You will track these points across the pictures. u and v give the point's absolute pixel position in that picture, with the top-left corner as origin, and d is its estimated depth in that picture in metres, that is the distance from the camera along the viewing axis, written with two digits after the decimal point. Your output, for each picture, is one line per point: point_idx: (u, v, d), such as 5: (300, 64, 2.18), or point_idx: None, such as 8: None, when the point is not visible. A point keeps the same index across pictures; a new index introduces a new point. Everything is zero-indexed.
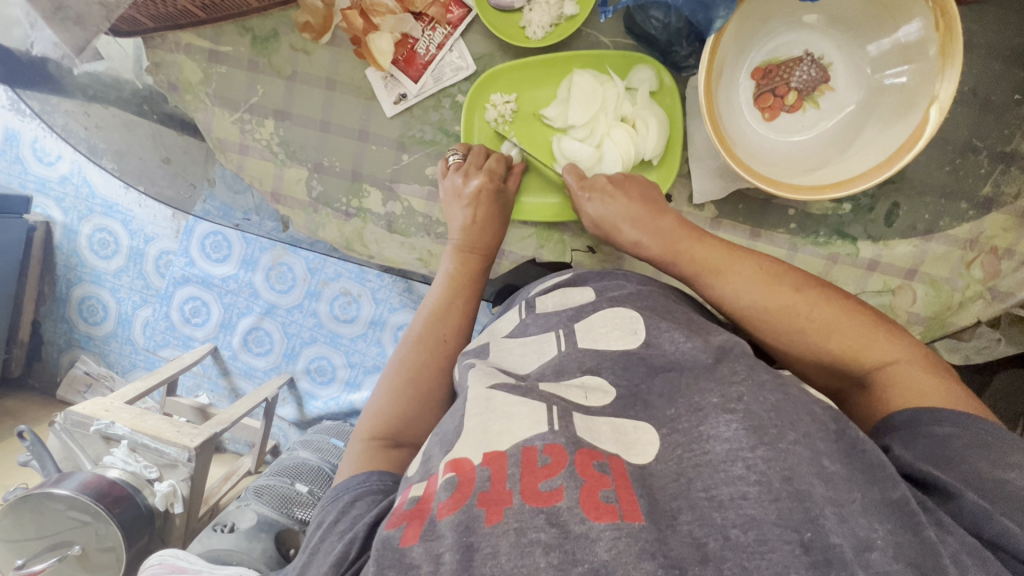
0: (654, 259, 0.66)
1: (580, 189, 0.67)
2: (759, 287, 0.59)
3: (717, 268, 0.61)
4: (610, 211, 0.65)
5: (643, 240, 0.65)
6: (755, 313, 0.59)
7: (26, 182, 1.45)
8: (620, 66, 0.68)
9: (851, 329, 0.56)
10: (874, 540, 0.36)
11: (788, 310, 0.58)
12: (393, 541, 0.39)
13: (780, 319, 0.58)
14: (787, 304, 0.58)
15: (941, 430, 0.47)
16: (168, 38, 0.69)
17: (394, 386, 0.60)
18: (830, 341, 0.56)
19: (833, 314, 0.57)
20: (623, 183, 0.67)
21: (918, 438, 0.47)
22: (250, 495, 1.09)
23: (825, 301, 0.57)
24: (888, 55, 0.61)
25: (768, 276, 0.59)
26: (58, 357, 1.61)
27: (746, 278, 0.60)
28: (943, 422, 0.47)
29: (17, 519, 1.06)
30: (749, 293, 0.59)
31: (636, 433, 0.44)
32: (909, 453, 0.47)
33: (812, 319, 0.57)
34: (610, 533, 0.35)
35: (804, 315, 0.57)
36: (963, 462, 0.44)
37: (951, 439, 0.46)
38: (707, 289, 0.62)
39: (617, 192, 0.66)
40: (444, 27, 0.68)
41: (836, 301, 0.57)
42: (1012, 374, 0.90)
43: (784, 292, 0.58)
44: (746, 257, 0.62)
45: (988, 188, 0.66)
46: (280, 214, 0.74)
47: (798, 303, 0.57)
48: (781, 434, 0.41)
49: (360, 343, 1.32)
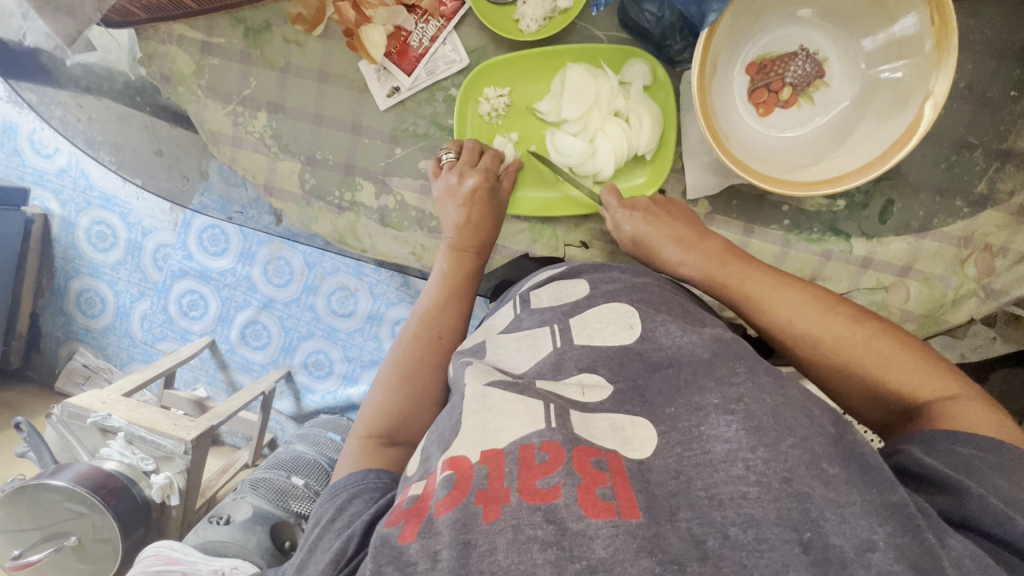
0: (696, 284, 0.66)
1: (622, 209, 0.68)
2: (811, 311, 0.59)
3: (761, 294, 0.61)
4: (653, 231, 0.66)
5: (686, 262, 0.66)
6: (806, 338, 0.58)
7: (25, 174, 1.46)
8: (614, 60, 0.67)
9: (907, 361, 0.55)
10: (875, 543, 0.36)
11: (840, 339, 0.57)
12: (391, 539, 0.39)
13: (830, 347, 0.57)
14: (841, 330, 0.57)
15: (960, 449, 0.46)
16: (160, 29, 0.69)
17: (390, 382, 0.61)
18: (882, 369, 0.55)
19: (888, 343, 0.55)
20: (666, 207, 0.68)
21: (937, 450, 0.47)
22: (245, 487, 1.08)
23: (881, 332, 0.56)
24: (882, 50, 0.61)
25: (821, 303, 0.59)
26: (56, 349, 1.61)
27: (796, 300, 0.60)
28: (965, 443, 0.46)
29: (14, 509, 1.06)
30: (799, 319, 0.58)
31: (633, 428, 0.44)
32: (930, 458, 0.46)
33: (867, 350, 0.55)
34: (608, 530, 0.35)
35: (857, 345, 0.56)
36: (983, 476, 0.43)
37: (974, 458, 0.45)
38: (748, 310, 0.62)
39: (660, 216, 0.67)
40: (438, 20, 0.67)
41: (893, 334, 0.56)
42: (1007, 372, 0.90)
43: (839, 322, 0.57)
44: (794, 282, 0.61)
45: (983, 185, 0.66)
46: (274, 207, 0.73)
47: (853, 333, 0.56)
48: (781, 438, 0.40)
49: (358, 336, 1.32)
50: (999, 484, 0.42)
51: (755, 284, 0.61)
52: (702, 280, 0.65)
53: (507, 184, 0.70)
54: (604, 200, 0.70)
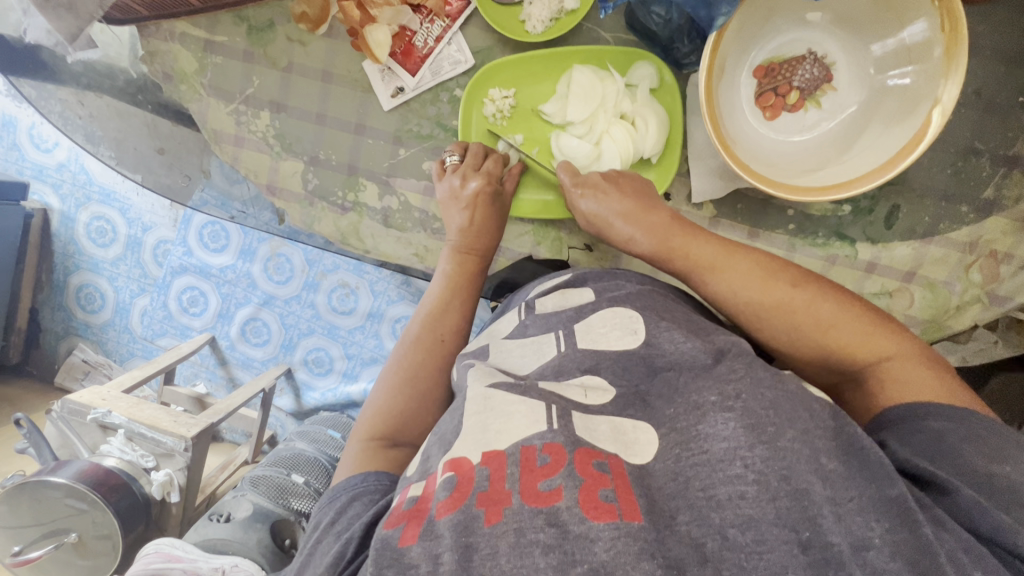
0: (647, 256, 0.64)
1: (574, 186, 0.66)
2: (756, 282, 0.58)
3: (711, 265, 0.60)
4: (604, 207, 0.64)
5: (636, 236, 0.64)
6: (753, 310, 0.58)
7: (23, 168, 1.45)
8: (620, 62, 0.67)
9: (852, 325, 0.54)
10: (871, 540, 0.36)
11: (784, 305, 0.56)
12: (392, 541, 0.38)
13: (776, 315, 0.57)
14: (786, 300, 0.56)
15: (933, 425, 0.47)
16: (162, 27, 0.68)
17: (393, 383, 0.60)
18: (829, 336, 0.55)
19: (831, 309, 0.55)
20: (615, 179, 0.65)
21: (916, 433, 0.47)
22: (246, 485, 1.08)
23: (825, 298, 0.56)
24: (892, 56, 0.60)
25: (766, 271, 0.58)
26: (56, 344, 1.61)
27: (742, 272, 0.59)
28: (937, 417, 0.47)
29: (14, 505, 1.06)
30: (745, 289, 0.58)
31: (635, 432, 0.43)
32: (904, 448, 0.46)
33: (809, 315, 0.55)
34: (609, 532, 0.35)
35: (802, 311, 0.56)
36: (959, 457, 0.43)
37: (946, 434, 0.45)
38: (700, 283, 0.61)
39: (611, 189, 0.65)
40: (443, 20, 0.67)
41: (835, 296, 0.56)
42: (1008, 376, 0.90)
43: (782, 288, 0.57)
44: (739, 250, 0.60)
45: (989, 191, 0.65)
46: (276, 207, 0.73)
47: (796, 298, 0.56)
48: (779, 432, 0.40)
49: (358, 334, 1.31)
50: None
51: (704, 254, 0.60)
52: (654, 252, 0.63)
53: (511, 185, 0.70)
54: (559, 178, 0.67)
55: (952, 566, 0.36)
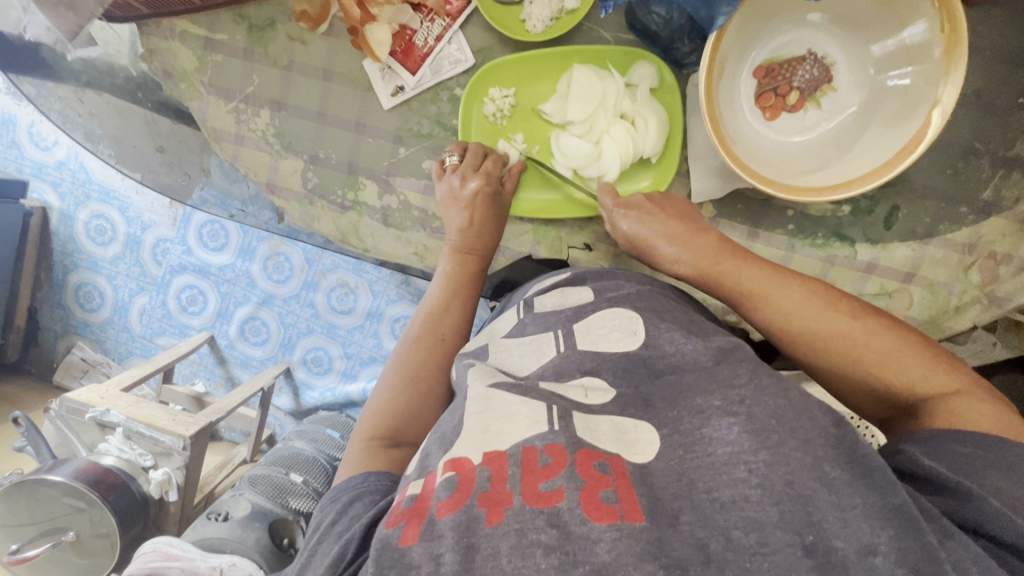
0: (694, 280, 0.64)
1: (618, 207, 0.67)
2: (807, 306, 0.58)
3: (761, 290, 0.60)
4: (647, 227, 0.65)
5: (683, 260, 0.64)
6: (803, 334, 0.58)
7: (23, 166, 1.45)
8: (621, 61, 0.67)
9: (905, 355, 0.54)
10: (877, 546, 0.36)
11: (844, 336, 0.56)
12: (392, 540, 0.38)
13: (832, 345, 0.56)
14: (837, 326, 0.56)
15: (960, 449, 0.46)
16: (162, 24, 0.68)
17: (392, 383, 0.60)
18: (881, 363, 0.54)
19: (885, 338, 0.55)
20: (664, 204, 0.66)
21: (937, 451, 0.46)
22: (244, 484, 1.08)
23: (880, 327, 0.56)
24: (892, 56, 0.60)
25: (825, 301, 0.58)
26: (54, 342, 1.61)
27: (791, 296, 0.59)
28: (965, 442, 0.46)
29: (12, 503, 1.06)
30: (801, 317, 0.58)
31: (635, 432, 0.44)
32: (930, 460, 0.46)
33: (869, 347, 0.55)
34: (611, 534, 0.35)
35: (861, 343, 0.55)
36: (983, 476, 0.43)
37: (974, 458, 0.45)
38: (745, 305, 0.61)
39: (659, 213, 0.65)
40: (444, 19, 0.67)
41: (896, 330, 0.56)
42: (1006, 378, 0.90)
43: (842, 319, 0.57)
44: (791, 277, 0.60)
45: (988, 193, 0.66)
46: (276, 206, 0.73)
47: (855, 330, 0.56)
48: (782, 441, 0.40)
49: (357, 334, 1.31)
50: (1003, 484, 0.42)
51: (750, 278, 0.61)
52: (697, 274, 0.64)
53: (510, 184, 0.70)
54: (599, 199, 0.68)
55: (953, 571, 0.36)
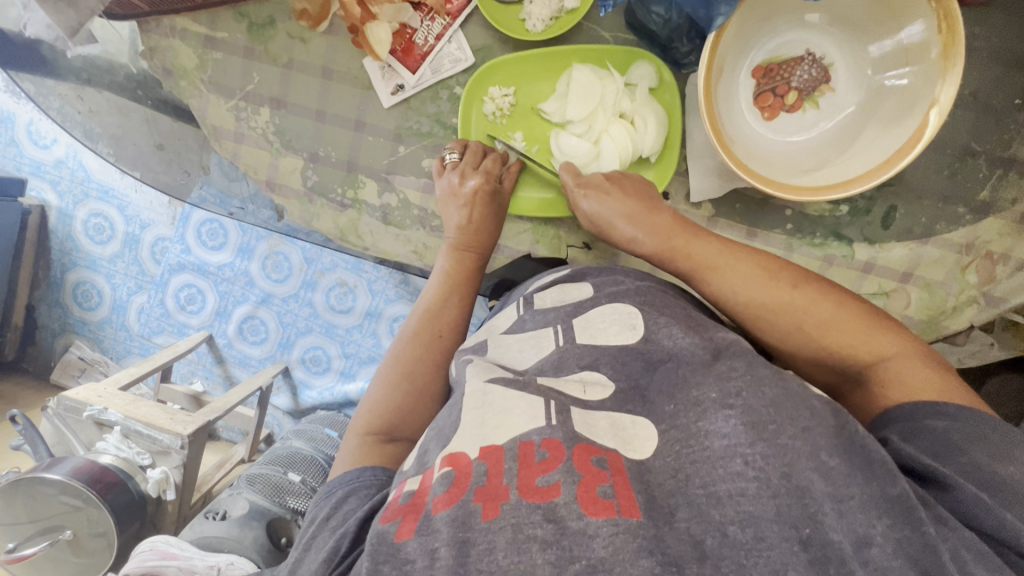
0: (649, 257, 0.65)
1: (578, 187, 0.66)
2: (756, 281, 0.58)
3: (711, 264, 0.60)
4: (605, 207, 0.64)
5: (638, 237, 0.64)
6: (754, 310, 0.58)
7: (21, 165, 1.44)
8: (620, 61, 0.67)
9: (849, 324, 0.55)
10: (873, 537, 0.36)
11: (785, 307, 0.57)
12: (388, 535, 0.38)
13: (776, 315, 0.57)
14: (786, 300, 0.57)
15: (937, 425, 0.46)
16: (163, 22, 0.68)
17: (389, 378, 0.60)
18: (828, 335, 0.55)
19: (830, 308, 0.56)
20: (620, 181, 0.66)
21: (918, 433, 0.47)
22: (243, 483, 1.08)
23: (824, 297, 0.56)
24: (890, 56, 0.61)
25: (766, 272, 0.58)
26: (52, 341, 1.61)
27: (742, 271, 0.59)
28: (942, 416, 0.47)
29: (9, 502, 1.06)
30: (745, 289, 0.58)
31: (634, 428, 0.44)
32: (909, 446, 0.46)
33: (809, 316, 0.56)
34: (608, 529, 0.35)
35: (802, 313, 0.56)
36: (964, 453, 0.43)
37: (949, 432, 0.45)
38: (701, 282, 0.61)
39: (614, 190, 0.65)
40: (444, 18, 0.67)
41: (836, 297, 0.56)
42: (1003, 378, 0.90)
43: (784, 290, 0.57)
44: (739, 250, 0.60)
45: (985, 193, 0.66)
46: (275, 204, 0.73)
47: (796, 299, 0.56)
48: (778, 430, 0.40)
49: (356, 333, 1.31)
50: None
51: (705, 255, 0.61)
52: (655, 252, 0.64)
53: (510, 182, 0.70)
54: (563, 179, 0.68)
55: (954, 563, 0.36)
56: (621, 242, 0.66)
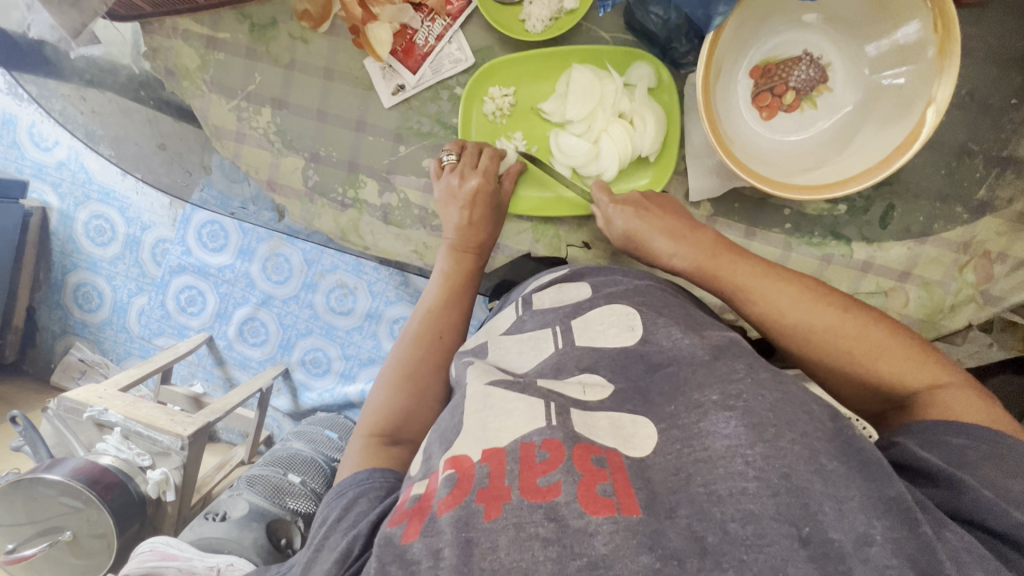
0: (688, 275, 0.65)
1: (613, 204, 0.68)
2: (802, 303, 0.58)
3: (751, 284, 0.61)
4: (644, 225, 0.65)
5: (677, 255, 0.65)
6: (798, 332, 0.58)
7: (23, 166, 1.45)
8: (619, 61, 0.68)
9: (896, 351, 0.55)
10: (873, 536, 0.36)
11: (836, 330, 0.57)
12: (394, 539, 0.39)
13: (824, 338, 0.57)
14: (832, 324, 0.57)
15: (954, 441, 0.46)
16: (166, 23, 0.69)
17: (391, 380, 0.60)
18: (876, 361, 0.55)
19: (878, 334, 0.56)
20: (657, 201, 0.67)
21: (933, 445, 0.47)
22: (242, 484, 1.08)
23: (872, 323, 0.56)
24: (886, 56, 0.61)
25: (812, 295, 0.58)
26: (52, 343, 1.61)
27: (787, 294, 0.59)
28: (963, 434, 0.46)
29: (9, 503, 1.06)
30: (790, 311, 0.58)
31: (634, 427, 0.44)
32: (924, 452, 0.46)
33: (860, 340, 0.56)
34: (609, 527, 0.35)
35: (853, 337, 0.56)
36: (977, 468, 0.43)
37: (968, 449, 0.45)
38: (741, 303, 0.61)
39: (652, 210, 0.66)
40: (444, 18, 0.68)
41: (885, 323, 0.56)
42: (1003, 378, 0.90)
43: (831, 313, 0.57)
44: (785, 273, 0.61)
45: (982, 192, 0.66)
46: (276, 203, 0.73)
47: (847, 323, 0.56)
48: (780, 433, 0.40)
49: (356, 334, 1.31)
50: (997, 478, 0.42)
51: (746, 276, 0.61)
52: (693, 271, 0.64)
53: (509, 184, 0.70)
54: (594, 196, 0.69)
55: (952, 564, 0.36)
56: (660, 261, 0.67)
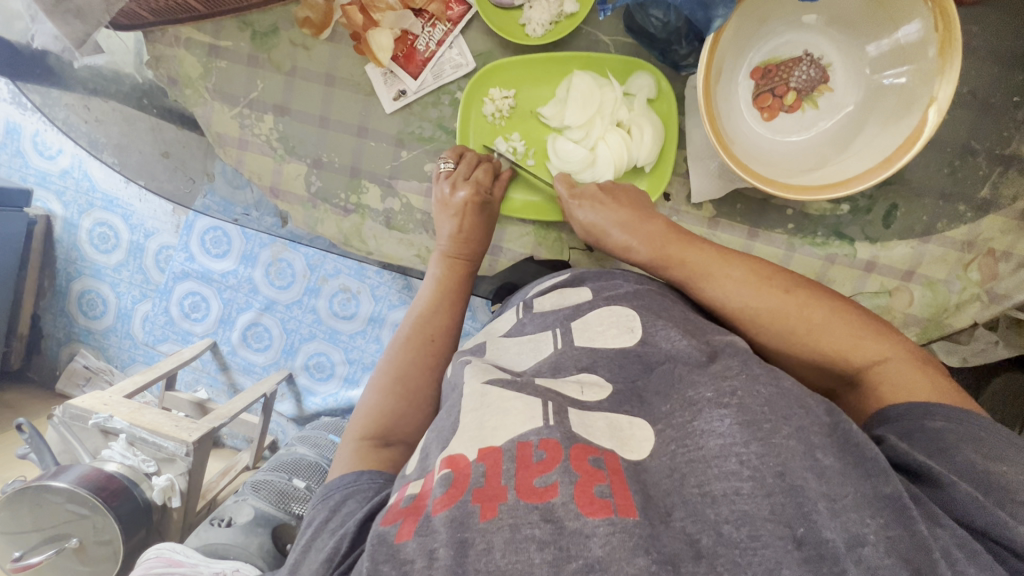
0: (643, 266, 0.65)
1: (572, 198, 0.68)
2: (751, 287, 0.58)
3: (702, 272, 0.61)
4: (601, 216, 0.65)
5: (631, 245, 0.65)
6: (749, 315, 0.58)
7: (27, 175, 1.46)
8: (621, 70, 0.68)
9: (844, 328, 0.55)
10: (866, 536, 0.35)
11: (778, 312, 0.57)
12: (388, 537, 0.38)
13: (769, 321, 0.57)
14: (779, 305, 0.57)
15: (931, 424, 0.46)
16: (168, 32, 0.69)
17: (383, 383, 0.60)
18: (822, 339, 0.55)
19: (823, 312, 0.56)
20: (612, 191, 0.67)
21: (913, 433, 0.47)
22: (247, 490, 1.08)
23: (817, 301, 0.57)
24: (887, 56, 0.61)
25: (759, 278, 0.59)
26: (58, 350, 1.61)
27: (737, 278, 0.59)
28: (934, 415, 0.47)
29: (14, 511, 1.06)
30: (738, 295, 0.58)
31: (631, 429, 0.44)
32: (907, 442, 0.46)
33: (803, 320, 0.56)
34: (604, 528, 0.35)
35: (796, 317, 0.56)
36: (958, 453, 0.43)
37: (945, 433, 0.45)
38: (695, 290, 0.61)
39: (607, 200, 0.66)
40: (445, 24, 0.68)
41: (826, 300, 0.57)
42: (1009, 377, 0.90)
43: (777, 294, 0.57)
44: (735, 257, 0.61)
45: (986, 190, 0.66)
46: (279, 210, 0.74)
47: (789, 304, 0.57)
48: (774, 429, 0.40)
49: (359, 339, 1.31)
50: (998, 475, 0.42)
51: (699, 262, 0.61)
52: (647, 261, 0.64)
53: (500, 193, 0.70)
54: (556, 191, 0.69)
55: (946, 561, 0.36)
56: (615, 251, 0.67)
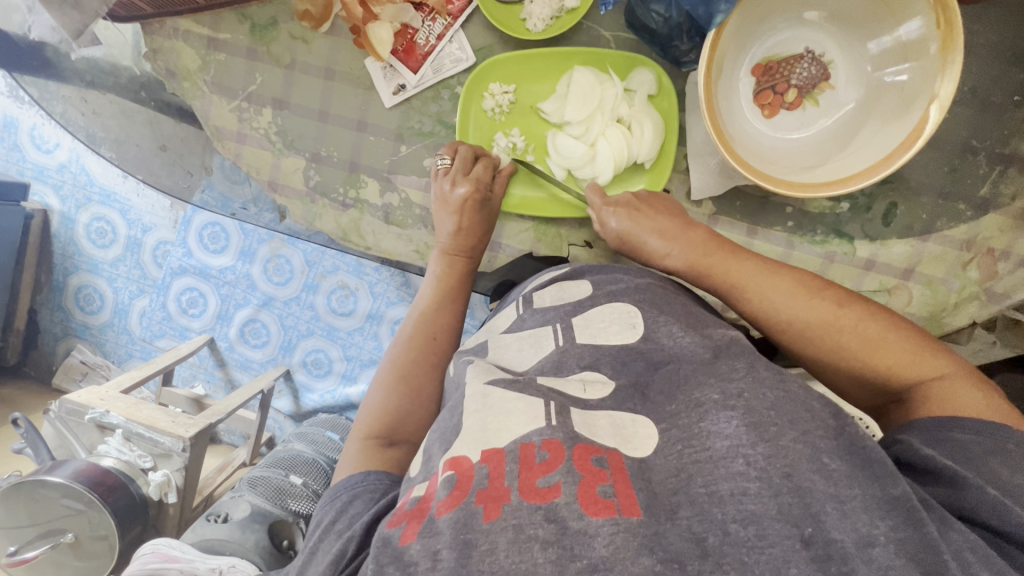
0: (682, 273, 0.65)
1: (606, 205, 0.68)
2: (795, 298, 0.58)
3: (743, 282, 0.61)
4: (637, 224, 0.65)
5: (672, 253, 0.65)
6: (794, 326, 0.58)
7: (24, 169, 1.45)
8: (622, 66, 0.68)
9: (893, 343, 0.54)
10: (876, 537, 0.35)
11: (830, 325, 0.57)
12: (393, 539, 0.38)
13: (815, 331, 0.57)
14: (825, 317, 0.57)
15: (960, 436, 0.46)
16: (166, 24, 0.68)
17: (387, 382, 0.60)
18: (869, 353, 0.55)
19: (872, 326, 0.55)
20: (649, 200, 0.67)
21: (936, 440, 0.46)
22: (244, 486, 1.08)
23: (866, 314, 0.56)
24: (889, 53, 0.61)
25: (804, 288, 0.59)
26: (54, 345, 1.61)
27: (782, 288, 0.59)
28: (965, 429, 0.46)
29: (10, 506, 1.05)
30: (783, 305, 0.59)
31: (634, 426, 0.44)
32: (927, 448, 0.46)
33: (856, 335, 0.56)
34: (609, 528, 0.35)
35: (844, 330, 0.56)
36: (982, 464, 0.43)
37: (970, 444, 0.45)
38: (737, 299, 0.61)
39: (644, 209, 0.66)
40: (445, 18, 0.68)
41: (879, 316, 0.56)
42: (1005, 377, 0.90)
43: (824, 306, 0.57)
44: (779, 268, 0.61)
45: (985, 189, 0.66)
46: (277, 204, 0.73)
47: (842, 318, 0.56)
48: (781, 432, 0.40)
49: (357, 336, 1.31)
50: (1000, 474, 0.42)
51: (741, 272, 0.61)
52: (685, 269, 0.64)
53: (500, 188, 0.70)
54: (587, 198, 0.69)
55: (957, 563, 0.36)
56: (654, 260, 0.67)
